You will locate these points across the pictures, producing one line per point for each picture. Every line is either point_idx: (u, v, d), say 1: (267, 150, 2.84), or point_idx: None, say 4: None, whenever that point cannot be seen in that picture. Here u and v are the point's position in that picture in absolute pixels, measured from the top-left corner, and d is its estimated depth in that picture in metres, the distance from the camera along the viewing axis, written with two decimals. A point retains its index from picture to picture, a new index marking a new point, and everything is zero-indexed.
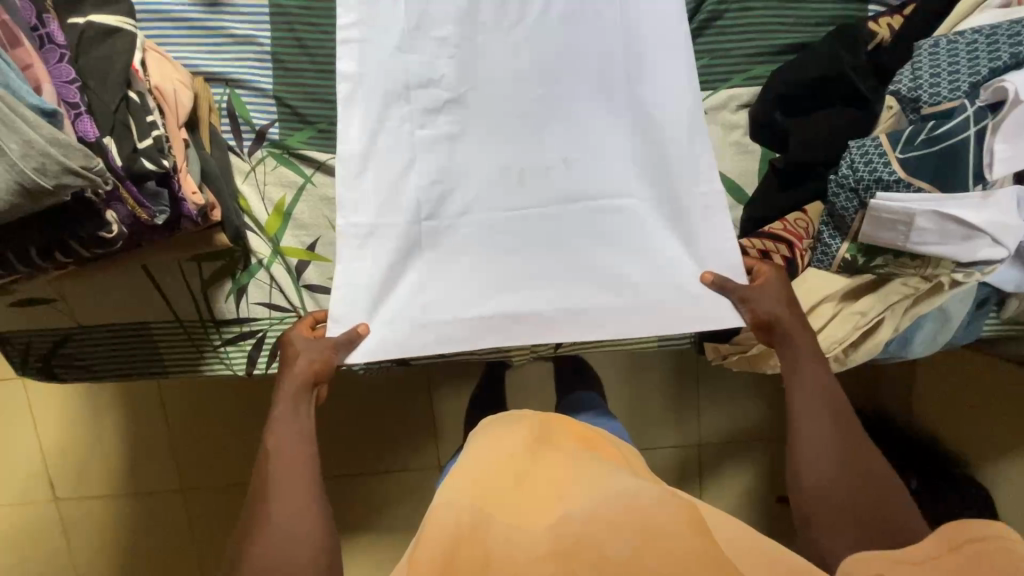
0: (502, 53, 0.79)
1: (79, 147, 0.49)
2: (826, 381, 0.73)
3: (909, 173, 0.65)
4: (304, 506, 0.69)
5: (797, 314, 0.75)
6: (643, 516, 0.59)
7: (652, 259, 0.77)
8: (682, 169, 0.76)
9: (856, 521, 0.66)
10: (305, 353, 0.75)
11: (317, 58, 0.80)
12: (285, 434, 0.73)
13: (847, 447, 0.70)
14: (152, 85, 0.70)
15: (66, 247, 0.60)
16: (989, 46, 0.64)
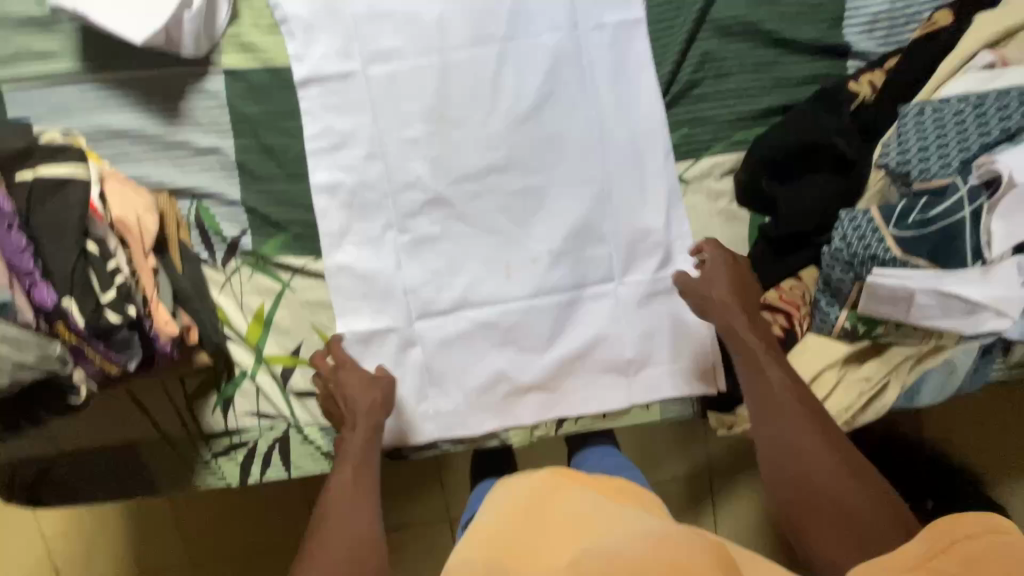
0: (475, 147, 0.78)
1: (35, 341, 0.53)
2: (787, 376, 0.71)
3: (904, 252, 0.64)
4: (356, 545, 0.68)
5: (748, 310, 0.75)
6: (670, 551, 0.54)
7: (637, 342, 0.83)
8: (657, 253, 0.81)
9: (830, 521, 0.63)
10: (345, 382, 0.78)
11: (285, 162, 0.77)
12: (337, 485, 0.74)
13: (818, 444, 0.66)
14: (114, 219, 0.68)
15: (35, 416, 0.60)
16: (977, 116, 0.61)
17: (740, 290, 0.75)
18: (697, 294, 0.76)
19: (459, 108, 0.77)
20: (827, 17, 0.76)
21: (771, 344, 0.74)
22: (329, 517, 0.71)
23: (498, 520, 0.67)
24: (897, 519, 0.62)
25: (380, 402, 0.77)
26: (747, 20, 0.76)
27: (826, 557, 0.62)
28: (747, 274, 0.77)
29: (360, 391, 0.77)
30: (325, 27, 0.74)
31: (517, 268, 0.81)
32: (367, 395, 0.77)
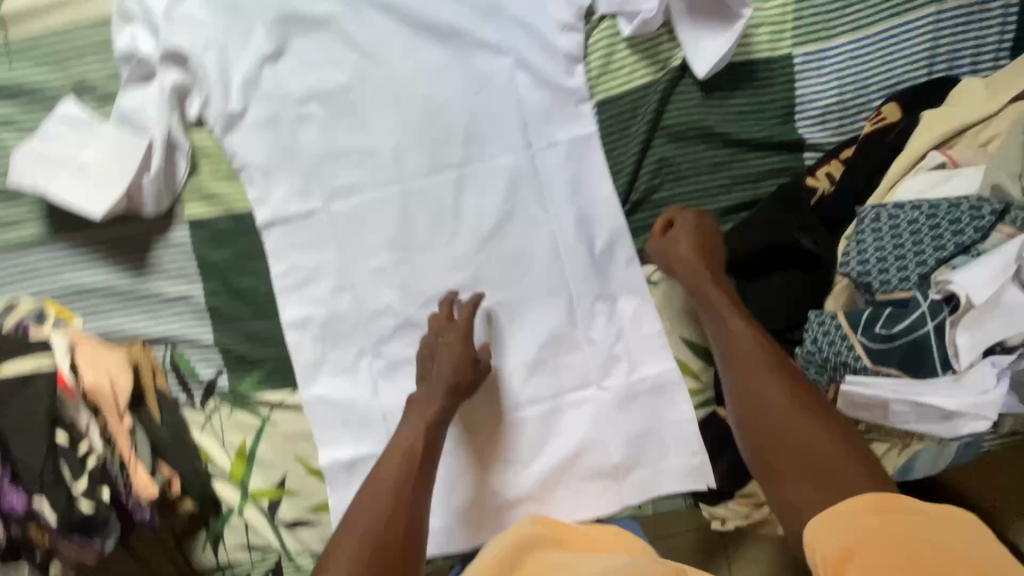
0: (443, 268, 0.79)
1: None
2: (753, 329, 0.68)
3: (874, 360, 0.63)
4: (392, 515, 0.65)
5: (715, 271, 0.73)
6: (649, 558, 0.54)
7: (620, 443, 0.83)
8: (632, 354, 0.81)
9: (811, 474, 0.59)
10: (447, 353, 0.74)
11: (255, 302, 0.78)
12: (398, 450, 0.70)
13: (779, 394, 0.64)
14: (85, 389, 0.68)
15: None
16: (931, 229, 0.61)
17: (704, 246, 0.73)
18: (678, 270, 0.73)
19: (423, 232, 0.78)
20: (778, 113, 0.76)
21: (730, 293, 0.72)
22: (380, 478, 0.69)
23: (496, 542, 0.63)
24: (867, 459, 0.59)
25: (460, 385, 0.74)
26: (698, 125, 0.76)
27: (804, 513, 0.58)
28: (712, 241, 0.74)
29: (444, 369, 0.74)
30: (283, 170, 0.74)
31: (495, 380, 0.81)
32: (461, 360, 0.74)
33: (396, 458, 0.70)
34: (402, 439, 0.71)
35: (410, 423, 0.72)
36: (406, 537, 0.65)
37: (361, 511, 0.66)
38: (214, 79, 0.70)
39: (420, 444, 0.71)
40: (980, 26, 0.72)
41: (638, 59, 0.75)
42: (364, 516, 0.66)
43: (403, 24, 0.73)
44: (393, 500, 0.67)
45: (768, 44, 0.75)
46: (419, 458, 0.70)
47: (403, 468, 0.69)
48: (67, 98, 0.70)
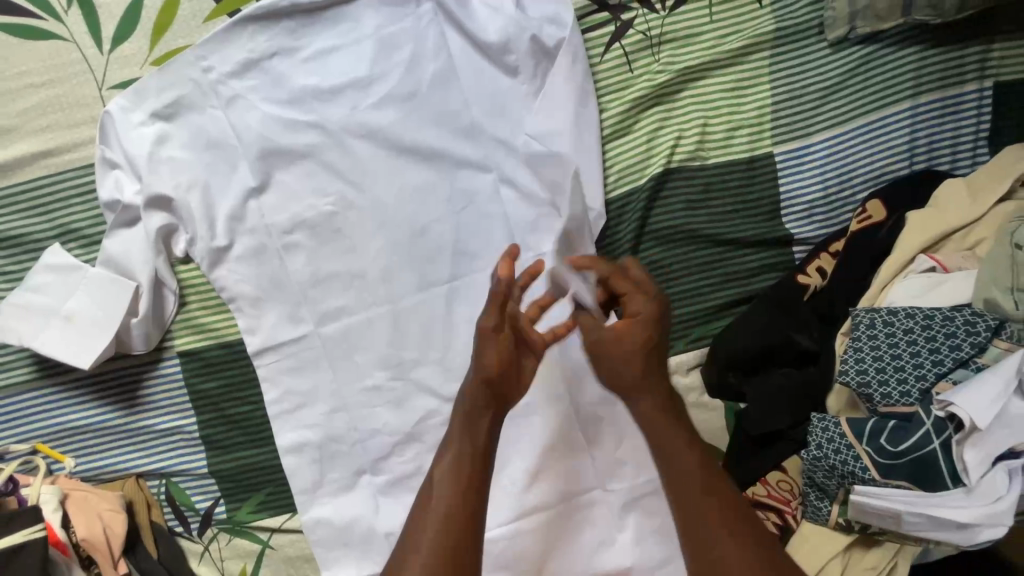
0: (438, 381, 0.78)
1: None
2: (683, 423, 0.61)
3: (881, 472, 0.62)
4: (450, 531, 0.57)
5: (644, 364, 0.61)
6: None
7: (630, 548, 0.80)
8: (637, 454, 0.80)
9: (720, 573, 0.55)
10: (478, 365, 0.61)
11: (248, 428, 0.77)
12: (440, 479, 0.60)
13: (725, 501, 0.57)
14: (79, 540, 0.67)
15: None
16: (927, 341, 0.61)
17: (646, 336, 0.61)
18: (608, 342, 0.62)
19: (415, 349, 0.77)
20: (764, 211, 0.77)
21: (654, 353, 0.62)
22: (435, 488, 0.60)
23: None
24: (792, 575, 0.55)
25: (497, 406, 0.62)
26: (686, 228, 0.76)
27: None
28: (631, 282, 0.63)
29: (486, 353, 0.61)
30: (272, 299, 0.75)
31: (497, 491, 0.79)
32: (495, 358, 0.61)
33: (444, 471, 0.60)
34: (452, 453, 0.61)
35: (457, 428, 0.62)
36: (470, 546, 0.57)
37: (411, 551, 0.57)
38: (199, 219, 0.71)
39: (466, 467, 0.60)
40: (954, 120, 0.74)
41: (621, 168, 0.76)
42: (424, 525, 0.58)
43: (384, 150, 0.74)
44: (440, 529, 0.57)
45: (748, 145, 0.76)
46: (472, 467, 0.60)
47: (451, 502, 0.58)
48: (52, 246, 0.70)
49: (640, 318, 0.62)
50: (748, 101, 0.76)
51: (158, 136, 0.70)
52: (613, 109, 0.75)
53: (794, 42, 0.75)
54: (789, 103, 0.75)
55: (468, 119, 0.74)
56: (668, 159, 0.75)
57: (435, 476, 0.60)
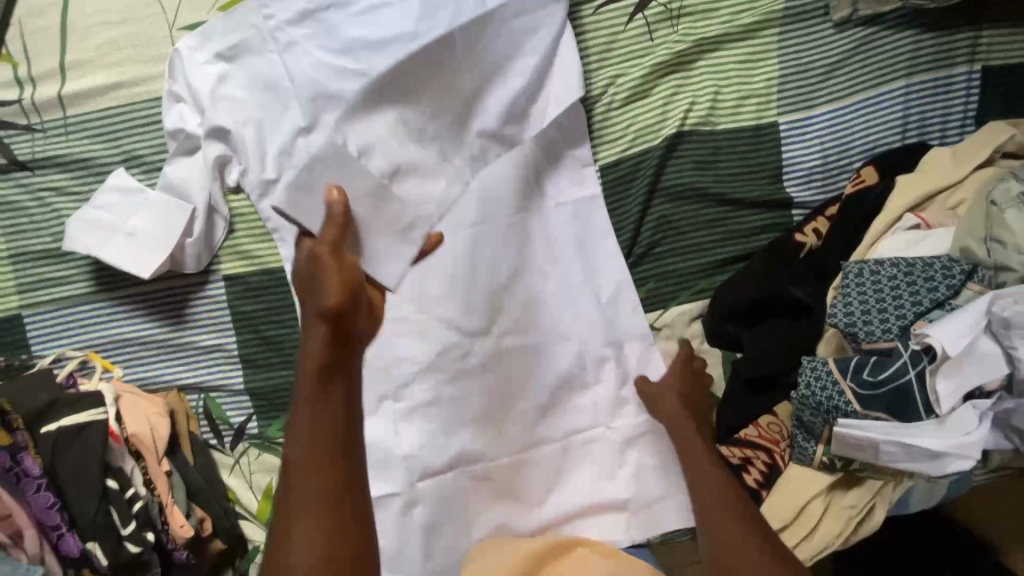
0: (460, 316, 0.84)
1: None
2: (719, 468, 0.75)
3: (862, 404, 0.69)
4: (324, 497, 0.52)
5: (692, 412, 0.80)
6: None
7: (628, 482, 0.86)
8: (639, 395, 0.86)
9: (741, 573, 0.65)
10: (306, 353, 0.55)
11: (284, 350, 0.83)
12: (303, 442, 0.53)
13: (755, 542, 0.67)
14: (128, 435, 0.73)
15: None
16: (909, 285, 0.67)
17: (688, 396, 0.82)
18: (655, 398, 0.82)
19: (439, 285, 0.84)
20: (767, 175, 0.84)
21: (691, 404, 0.81)
22: (294, 485, 0.53)
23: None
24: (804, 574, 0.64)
25: (336, 365, 0.55)
26: (695, 186, 0.83)
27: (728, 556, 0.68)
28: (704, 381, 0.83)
29: (309, 327, 0.55)
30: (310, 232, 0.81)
31: (507, 423, 0.86)
32: (342, 299, 0.54)
33: (302, 445, 0.53)
34: (308, 411, 0.54)
35: (308, 420, 0.54)
36: (352, 497, 0.53)
37: (294, 521, 0.52)
38: (251, 152, 0.77)
39: (323, 473, 0.53)
40: (945, 97, 0.81)
41: (638, 128, 0.83)
42: (295, 494, 0.53)
43: None
44: (313, 495, 0.52)
45: (756, 113, 0.83)
46: (330, 447, 0.53)
47: (315, 459, 0.53)
48: (118, 169, 0.78)
49: (692, 372, 0.83)
50: (757, 72, 0.83)
51: (220, 75, 0.77)
52: (634, 73, 0.82)
53: (801, 21, 0.82)
54: (795, 76, 0.82)
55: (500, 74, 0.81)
56: (682, 122, 0.82)
57: (291, 443, 0.54)
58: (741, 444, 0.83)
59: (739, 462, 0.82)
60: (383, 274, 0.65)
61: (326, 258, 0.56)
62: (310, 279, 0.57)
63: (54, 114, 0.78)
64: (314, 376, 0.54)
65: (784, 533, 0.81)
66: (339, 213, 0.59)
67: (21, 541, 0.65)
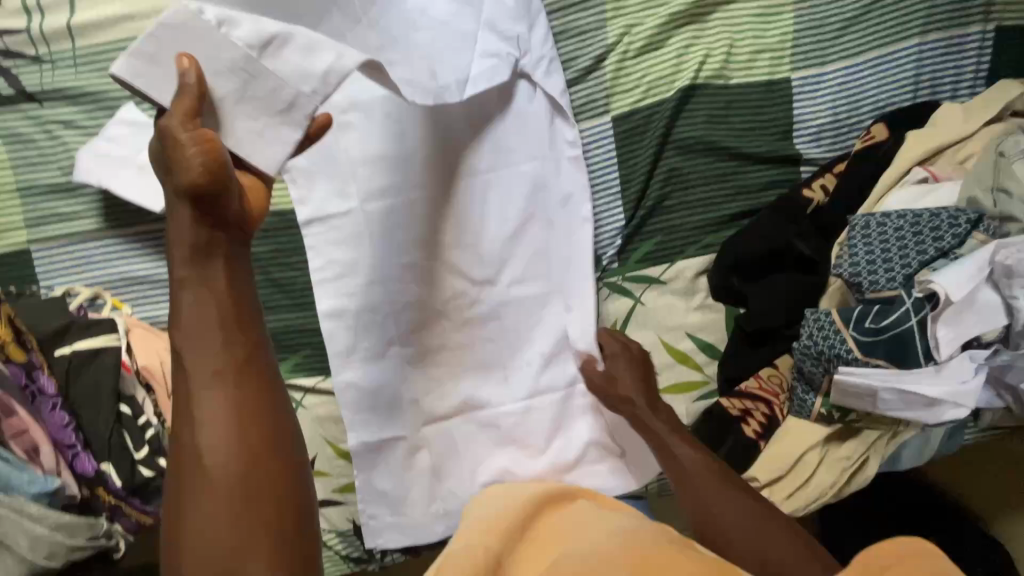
0: (466, 262, 0.85)
1: (81, 524, 0.63)
2: (699, 452, 0.72)
3: (864, 352, 0.70)
4: (218, 379, 0.53)
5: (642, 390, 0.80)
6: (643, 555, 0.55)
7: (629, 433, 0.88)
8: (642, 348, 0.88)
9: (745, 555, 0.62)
10: (178, 241, 0.54)
11: (294, 293, 0.84)
12: (192, 329, 0.54)
13: (753, 516, 0.64)
14: (140, 368, 0.71)
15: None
16: (915, 235, 0.69)
17: (639, 380, 0.81)
18: (610, 392, 0.82)
19: (448, 232, 0.84)
20: (777, 131, 0.84)
21: (645, 380, 0.81)
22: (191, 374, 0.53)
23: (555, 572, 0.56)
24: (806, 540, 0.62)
25: (213, 246, 0.55)
26: (706, 139, 0.83)
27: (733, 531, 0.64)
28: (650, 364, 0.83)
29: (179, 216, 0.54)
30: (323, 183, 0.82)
31: (512, 371, 0.87)
32: (201, 170, 0.52)
33: (188, 333, 0.54)
34: (193, 297, 0.54)
35: (199, 312, 0.54)
36: (250, 375, 0.54)
37: (195, 407, 0.53)
38: None
39: (215, 360, 0.53)
40: (958, 57, 0.81)
41: (651, 80, 0.83)
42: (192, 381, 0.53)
43: None
44: (212, 373, 0.53)
45: (769, 68, 0.83)
46: (226, 326, 0.54)
47: (207, 344, 0.54)
48: (127, 103, 0.77)
49: (632, 351, 0.83)
50: (773, 26, 0.83)
51: None
52: (649, 23, 0.82)
53: None
54: (811, 30, 0.82)
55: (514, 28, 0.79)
56: (695, 75, 0.83)
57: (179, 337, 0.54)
58: (741, 397, 0.84)
59: (738, 413, 0.84)
60: (257, 158, 0.60)
61: (181, 132, 0.54)
62: (171, 165, 0.54)
63: (63, 45, 0.77)
64: (198, 268, 0.55)
65: (779, 483, 0.82)
66: (192, 84, 0.55)
67: (37, 457, 0.62)
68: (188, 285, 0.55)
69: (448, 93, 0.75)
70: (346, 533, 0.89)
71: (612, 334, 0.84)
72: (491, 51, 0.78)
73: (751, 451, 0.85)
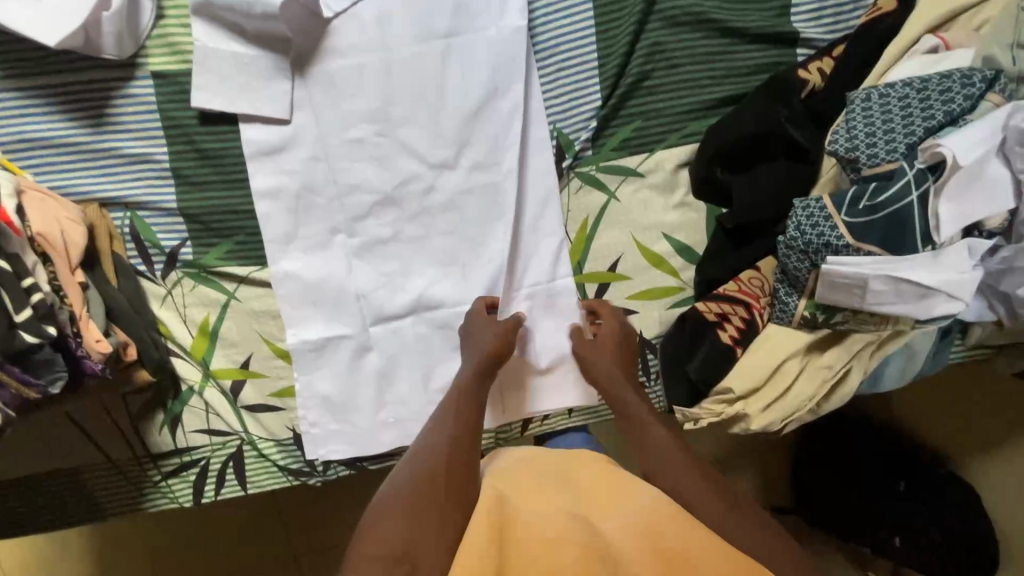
0: (424, 144, 0.76)
1: None
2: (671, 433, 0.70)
3: (857, 238, 0.63)
4: (458, 448, 0.63)
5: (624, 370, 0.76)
6: (662, 532, 0.57)
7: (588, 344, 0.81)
8: (614, 247, 0.80)
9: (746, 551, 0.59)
10: (482, 341, 0.74)
11: (224, 168, 0.74)
12: (465, 399, 0.69)
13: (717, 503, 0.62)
14: (34, 234, 0.63)
15: None
16: (922, 100, 0.61)
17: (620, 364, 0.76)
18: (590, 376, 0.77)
19: (403, 106, 0.75)
20: (774, 5, 0.75)
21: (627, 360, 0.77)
22: (435, 436, 0.65)
23: (570, 524, 0.57)
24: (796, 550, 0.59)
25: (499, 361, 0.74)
26: (695, 10, 0.74)
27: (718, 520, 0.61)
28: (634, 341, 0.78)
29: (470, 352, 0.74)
30: (259, 47, 0.72)
31: (472, 269, 0.79)
32: (501, 336, 0.74)
33: (454, 401, 0.69)
34: (457, 405, 0.69)
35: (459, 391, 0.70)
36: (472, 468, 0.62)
37: (433, 437, 0.65)
38: None
39: (464, 397, 0.70)
40: None
41: None
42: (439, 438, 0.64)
43: None
44: (450, 453, 0.62)
45: None
46: (462, 468, 0.61)
47: (461, 438, 0.65)
48: None
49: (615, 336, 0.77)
50: None
51: None
52: None
53: None
54: None
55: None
56: None
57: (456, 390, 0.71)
58: (719, 300, 0.77)
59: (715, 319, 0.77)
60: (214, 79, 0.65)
61: (477, 325, 0.75)
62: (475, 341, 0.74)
63: None
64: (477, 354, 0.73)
65: (757, 394, 0.75)
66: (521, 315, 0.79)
67: None
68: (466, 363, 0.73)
69: None
70: (286, 444, 0.81)
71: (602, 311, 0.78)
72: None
73: (728, 359, 0.77)
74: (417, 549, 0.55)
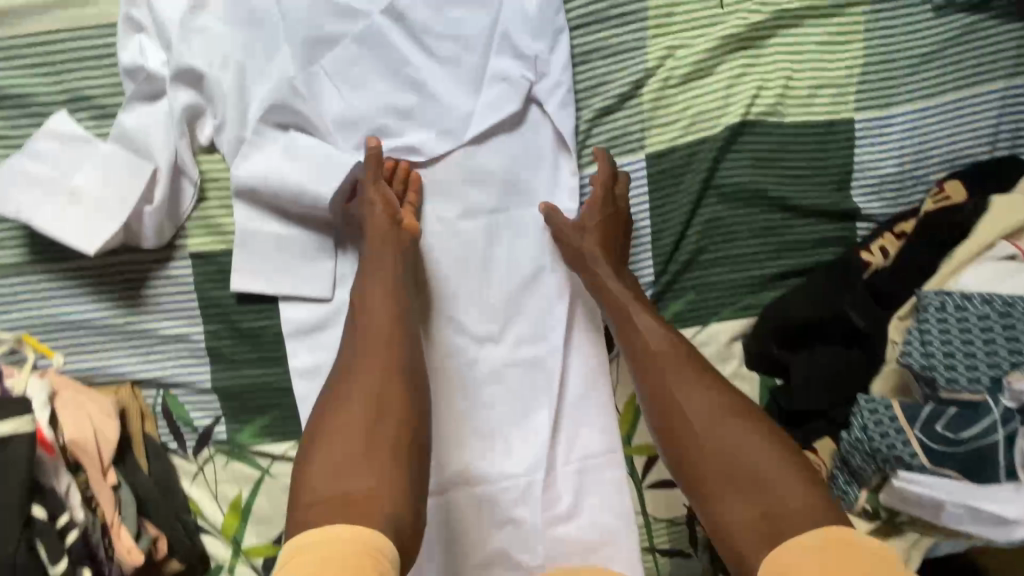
0: (470, 316, 0.73)
1: None
2: (664, 326, 0.65)
3: (930, 459, 0.60)
4: (384, 383, 0.57)
5: (617, 265, 0.69)
6: None
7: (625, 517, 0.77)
8: None
9: (759, 507, 0.54)
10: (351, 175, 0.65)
11: (262, 347, 0.70)
12: (373, 311, 0.61)
13: (776, 466, 0.56)
14: (66, 442, 0.61)
15: None
16: (1005, 331, 0.60)
17: (611, 239, 0.69)
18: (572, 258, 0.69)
19: (447, 280, 0.72)
20: (833, 180, 0.72)
21: (619, 261, 0.69)
22: (355, 362, 0.58)
23: None
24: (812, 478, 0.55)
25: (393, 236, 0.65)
26: (754, 187, 0.71)
27: (722, 445, 0.57)
28: (624, 225, 0.70)
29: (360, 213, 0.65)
30: (301, 226, 0.69)
31: (515, 440, 0.76)
32: (382, 212, 0.64)
33: (370, 301, 0.62)
34: (364, 316, 0.61)
35: (374, 298, 0.62)
36: (397, 400, 0.57)
37: (351, 371, 0.58)
38: (230, 103, 0.63)
39: (379, 326, 0.60)
40: None
41: (696, 112, 0.69)
42: (354, 371, 0.58)
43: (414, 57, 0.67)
44: (369, 392, 0.56)
45: (830, 107, 0.71)
46: (390, 391, 0.57)
47: (383, 365, 0.58)
48: (56, 113, 0.61)
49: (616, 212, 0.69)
50: (837, 58, 0.70)
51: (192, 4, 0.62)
52: (698, 46, 0.68)
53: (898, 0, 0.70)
54: (880, 65, 0.70)
55: (533, 46, 0.67)
56: (746, 110, 0.70)
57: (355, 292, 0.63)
58: None
59: None
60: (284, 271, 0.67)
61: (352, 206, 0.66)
62: (361, 208, 0.65)
63: None
64: (384, 290, 0.62)
65: None
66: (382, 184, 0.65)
67: None
68: (371, 225, 0.65)
69: (427, 160, 0.69)
70: None
71: (557, 208, 0.70)
72: (501, 74, 0.68)
73: None
74: (347, 471, 0.52)
